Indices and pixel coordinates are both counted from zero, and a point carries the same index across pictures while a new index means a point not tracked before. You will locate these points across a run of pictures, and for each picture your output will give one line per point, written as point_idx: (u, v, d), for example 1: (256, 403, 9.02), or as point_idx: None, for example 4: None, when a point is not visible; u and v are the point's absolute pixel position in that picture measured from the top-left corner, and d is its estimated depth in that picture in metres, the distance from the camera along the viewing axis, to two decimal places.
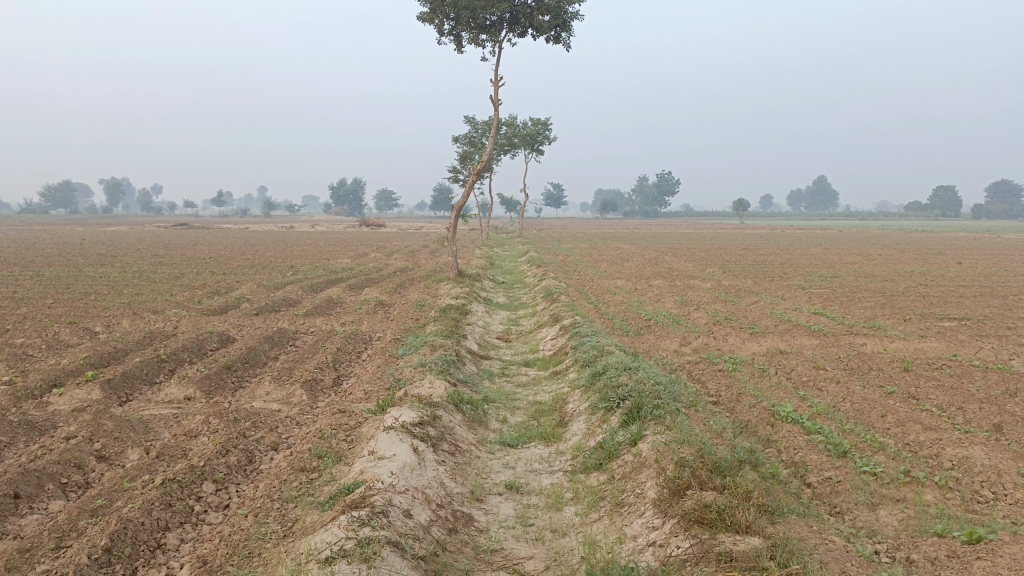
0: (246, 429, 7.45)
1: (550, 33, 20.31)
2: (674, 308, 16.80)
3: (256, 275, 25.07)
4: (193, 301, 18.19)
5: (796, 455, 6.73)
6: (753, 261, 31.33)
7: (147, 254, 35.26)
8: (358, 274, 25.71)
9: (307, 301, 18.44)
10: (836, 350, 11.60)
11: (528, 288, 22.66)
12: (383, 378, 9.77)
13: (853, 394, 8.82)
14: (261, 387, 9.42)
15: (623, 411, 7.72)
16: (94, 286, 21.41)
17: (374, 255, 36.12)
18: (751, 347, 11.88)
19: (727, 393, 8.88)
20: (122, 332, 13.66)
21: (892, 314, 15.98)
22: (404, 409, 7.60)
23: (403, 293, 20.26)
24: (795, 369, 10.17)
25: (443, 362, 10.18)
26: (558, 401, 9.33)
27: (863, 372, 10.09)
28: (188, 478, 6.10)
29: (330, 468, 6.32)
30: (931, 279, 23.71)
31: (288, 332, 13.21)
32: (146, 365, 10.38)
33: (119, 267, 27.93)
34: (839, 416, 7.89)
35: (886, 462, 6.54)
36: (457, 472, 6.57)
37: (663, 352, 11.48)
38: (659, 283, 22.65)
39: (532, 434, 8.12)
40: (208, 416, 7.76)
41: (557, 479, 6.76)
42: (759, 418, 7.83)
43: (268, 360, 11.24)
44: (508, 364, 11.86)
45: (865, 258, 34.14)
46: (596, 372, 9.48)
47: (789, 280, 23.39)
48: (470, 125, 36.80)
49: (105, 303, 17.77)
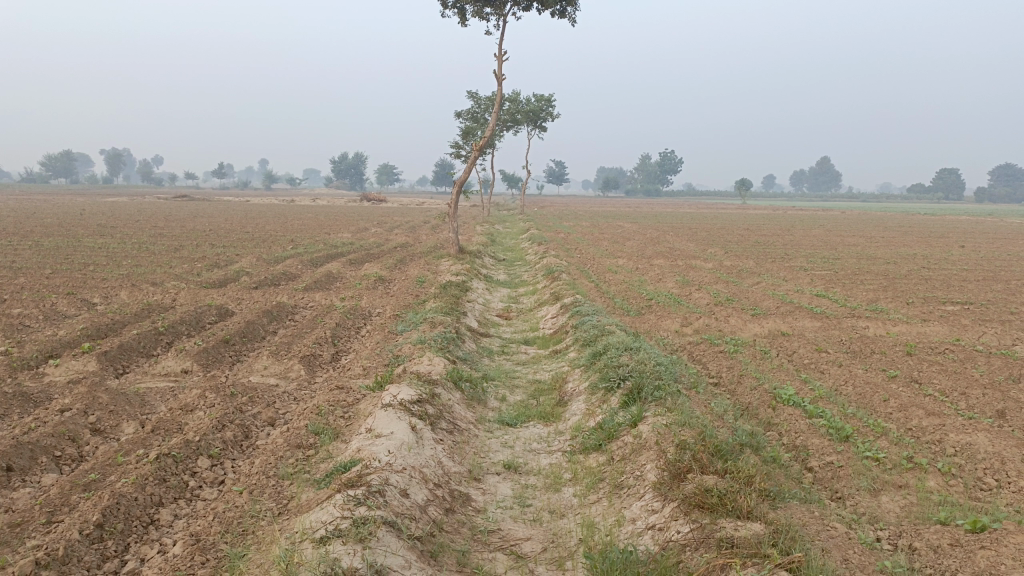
0: (243, 404, 7.38)
1: (555, 7, 20.01)
2: (675, 288, 16.69)
3: (255, 249, 24.94)
4: (192, 274, 18.08)
5: (798, 439, 6.66)
6: (755, 242, 31.18)
7: (147, 225, 35.09)
8: (358, 249, 25.58)
9: (307, 275, 18.33)
10: (839, 333, 11.51)
11: (529, 265, 22.54)
12: (381, 354, 9.69)
13: (856, 378, 8.74)
14: (259, 362, 9.34)
15: (623, 391, 7.65)
16: (92, 257, 21.30)
17: (375, 230, 35.97)
18: (752, 329, 11.79)
19: (728, 375, 8.81)
20: (120, 304, 13.57)
21: (895, 297, 15.88)
22: (403, 386, 7.52)
23: (403, 269, 20.14)
24: (797, 352, 10.09)
25: (442, 339, 10.10)
26: (557, 380, 9.26)
27: (865, 355, 10.01)
28: (182, 453, 6.03)
29: (327, 445, 6.24)
30: (934, 263, 23.58)
31: (287, 307, 13.12)
32: (143, 337, 10.30)
33: (118, 238, 27.78)
34: (841, 399, 7.82)
35: (889, 447, 6.47)
36: (455, 451, 6.51)
37: (664, 332, 11.39)
38: (661, 262, 22.52)
39: (531, 413, 8.06)
40: (205, 390, 7.68)
41: (555, 459, 6.69)
42: (760, 401, 7.76)
43: (267, 334, 11.16)
44: (508, 342, 11.78)
45: (868, 240, 33.96)
46: (597, 352, 9.40)
47: (791, 261, 23.26)
48: (472, 100, 36.47)
49: (103, 274, 17.67)
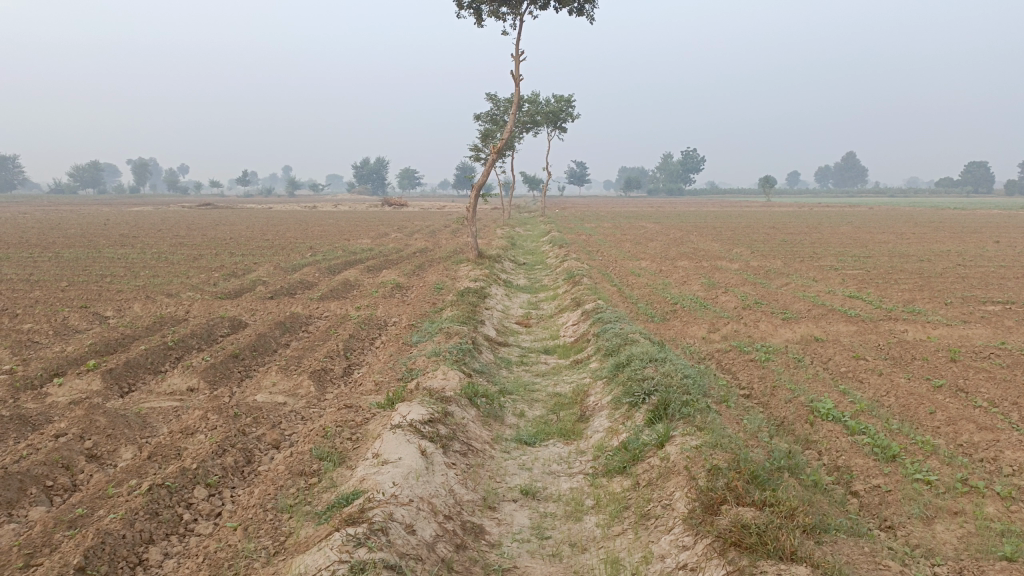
0: (247, 425, 7.02)
1: (573, 4, 19.56)
2: (701, 292, 16.11)
3: (273, 257, 24.74)
4: (209, 284, 17.86)
5: (839, 460, 6.15)
6: (781, 240, 30.45)
7: (167, 235, 35.09)
8: (377, 255, 25.32)
9: (323, 283, 18.03)
10: (876, 338, 10.90)
11: (549, 269, 22.07)
12: (395, 368, 9.30)
13: (897, 388, 8.19)
14: (267, 378, 8.99)
15: (649, 407, 7.17)
16: (110, 268, 21.17)
17: (395, 235, 35.72)
18: (784, 334, 11.24)
19: (760, 387, 8.30)
20: (132, 317, 13.32)
21: (933, 297, 15.18)
22: (413, 404, 7.09)
23: (422, 276, 19.75)
24: (832, 359, 9.53)
25: (458, 350, 9.68)
26: (579, 393, 8.82)
27: (906, 362, 9.42)
28: (178, 483, 5.68)
29: (331, 472, 5.84)
30: (970, 260, 22.70)
31: (301, 317, 12.77)
32: (151, 353, 9.99)
33: (138, 248, 27.74)
34: (884, 413, 7.29)
35: (941, 468, 5.93)
36: (468, 476, 6.08)
37: (691, 340, 10.88)
38: (685, 264, 21.94)
39: (551, 430, 7.61)
40: (208, 411, 7.32)
41: (576, 483, 6.24)
42: (796, 415, 7.26)
43: (278, 347, 10.82)
44: (527, 352, 11.34)
45: (899, 236, 33.03)
46: (620, 363, 8.92)
47: (820, 260, 22.52)
48: (491, 103, 36.08)
49: (119, 286, 17.50)
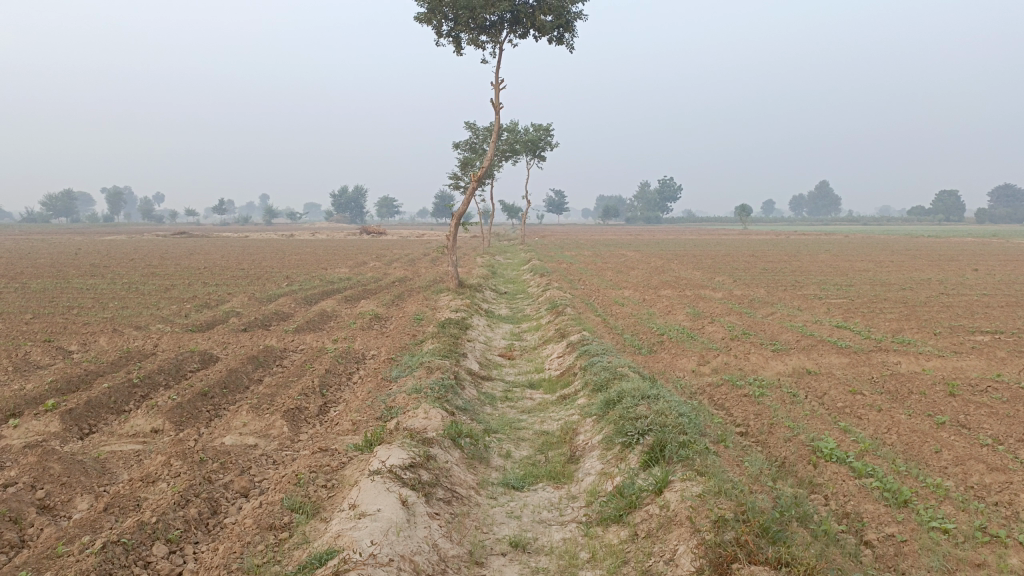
0: (213, 472, 6.53)
1: (553, 33, 19.44)
2: (686, 322, 15.81)
3: (248, 286, 24.15)
4: (180, 316, 17.28)
5: (848, 506, 5.78)
6: (763, 269, 30.35)
7: (140, 264, 34.35)
8: (355, 285, 24.82)
9: (300, 315, 17.52)
10: (869, 370, 10.63)
11: (532, 299, 21.71)
12: (373, 406, 8.84)
13: (898, 425, 7.88)
14: (238, 418, 8.48)
15: (644, 448, 6.77)
16: (77, 300, 20.49)
17: (373, 264, 35.22)
18: (775, 367, 10.93)
19: (757, 424, 7.94)
20: (97, 352, 12.72)
21: (920, 327, 14.99)
22: (393, 447, 6.63)
23: (401, 306, 19.33)
24: (828, 394, 9.22)
25: (440, 386, 9.24)
26: (567, 431, 8.41)
27: (904, 397, 9.12)
28: (134, 539, 5.19)
29: (304, 525, 5.36)
30: (952, 288, 22.67)
31: (275, 351, 12.26)
32: (114, 392, 9.43)
33: (109, 278, 27.03)
34: (889, 453, 6.95)
35: (957, 514, 5.57)
36: (453, 528, 5.63)
37: (680, 373, 10.52)
38: (669, 293, 21.70)
39: (539, 473, 7.19)
40: (171, 455, 6.81)
41: (569, 533, 5.81)
42: (797, 456, 6.91)
43: (251, 383, 10.30)
44: (512, 387, 10.91)
45: (878, 264, 33.12)
46: (610, 399, 8.52)
47: (803, 289, 22.37)
48: (471, 131, 35.97)
49: (86, 318, 16.86)
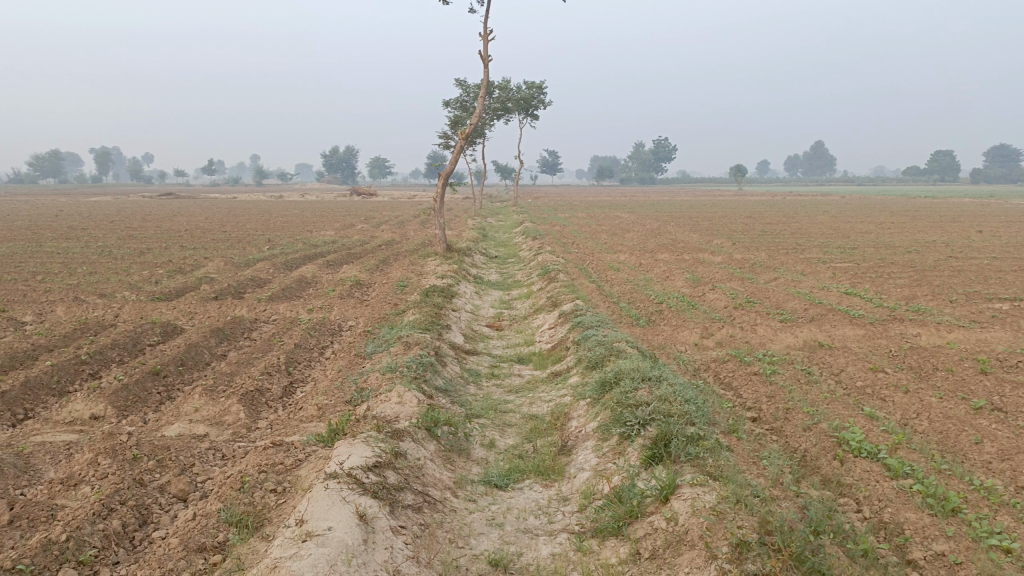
0: (147, 472, 5.63)
1: None
2: (686, 288, 14.88)
3: (227, 250, 23.07)
4: (149, 283, 16.26)
5: (885, 515, 4.95)
6: (761, 231, 29.46)
7: (118, 227, 33.11)
8: (339, 249, 23.77)
9: (277, 281, 16.53)
10: (887, 344, 9.77)
11: (523, 264, 20.73)
12: (343, 388, 7.95)
13: (930, 410, 7.03)
14: (190, 402, 7.58)
15: (646, 442, 5.89)
16: (43, 265, 19.37)
17: (361, 226, 34.03)
18: (785, 339, 10.05)
19: (770, 409, 7.08)
20: (51, 323, 11.74)
21: (934, 293, 14.12)
22: (355, 443, 5.71)
23: (385, 271, 18.33)
24: (846, 372, 8.36)
25: (418, 365, 8.33)
26: (557, 416, 7.55)
27: (930, 375, 8.27)
28: (36, 565, 4.30)
29: (240, 547, 4.48)
30: (960, 251, 21.81)
31: (244, 323, 11.31)
32: (58, 373, 8.50)
33: (83, 241, 25.86)
34: (925, 446, 6.09)
35: (1016, 527, 4.70)
36: (422, 544, 4.76)
37: (682, 348, 9.63)
38: (666, 256, 20.79)
39: (526, 467, 6.33)
40: (101, 451, 5.88)
41: (559, 547, 4.95)
42: (821, 449, 6.06)
43: (212, 360, 9.37)
44: (498, 362, 10.01)
45: (880, 225, 32.18)
46: (606, 380, 7.63)
47: (805, 253, 21.44)
48: (461, 89, 34.62)
49: (48, 285, 15.81)
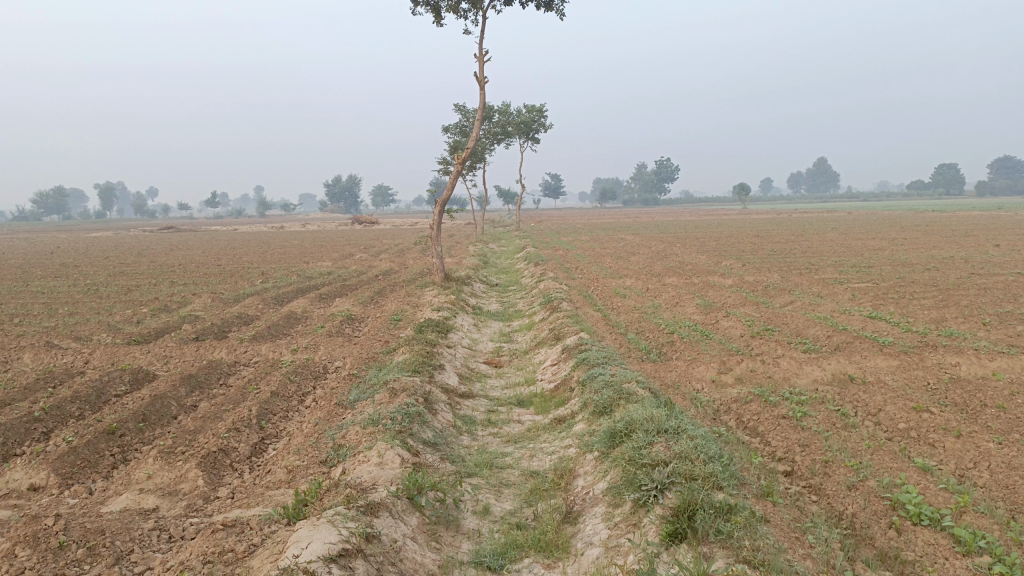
0: (73, 565, 4.71)
1: None
2: (697, 315, 13.96)
3: (218, 285, 22.24)
4: (130, 323, 15.40)
5: None
6: (770, 250, 28.58)
7: (113, 262, 32.42)
8: (334, 281, 22.94)
9: (264, 318, 15.66)
10: (925, 376, 8.82)
11: (524, 292, 19.86)
12: (319, 447, 7.04)
13: (990, 459, 6.08)
14: (144, 467, 6.68)
15: (666, 513, 4.95)
16: (25, 306, 18.54)
17: (360, 256, 33.23)
18: (812, 372, 9.11)
19: (805, 461, 6.14)
20: (15, 372, 10.87)
21: (964, 315, 13.17)
22: (319, 526, 4.78)
23: (380, 304, 17.48)
24: (885, 412, 7.41)
25: (403, 415, 7.42)
26: (562, 473, 6.61)
27: (982, 414, 7.29)
28: None
29: None
30: (981, 267, 20.87)
31: (220, 367, 10.41)
32: (3, 433, 7.61)
33: (71, 280, 25.09)
34: (995, 507, 5.14)
35: None
36: None
37: (698, 386, 8.70)
38: (673, 280, 19.92)
39: (524, 541, 5.40)
40: (20, 540, 4.96)
41: None
42: (872, 515, 5.13)
43: (179, 413, 8.47)
44: (496, 406, 9.07)
45: (893, 242, 31.21)
46: (616, 430, 6.69)
47: (819, 273, 20.51)
48: (460, 113, 34.07)
49: (23, 329, 14.97)
